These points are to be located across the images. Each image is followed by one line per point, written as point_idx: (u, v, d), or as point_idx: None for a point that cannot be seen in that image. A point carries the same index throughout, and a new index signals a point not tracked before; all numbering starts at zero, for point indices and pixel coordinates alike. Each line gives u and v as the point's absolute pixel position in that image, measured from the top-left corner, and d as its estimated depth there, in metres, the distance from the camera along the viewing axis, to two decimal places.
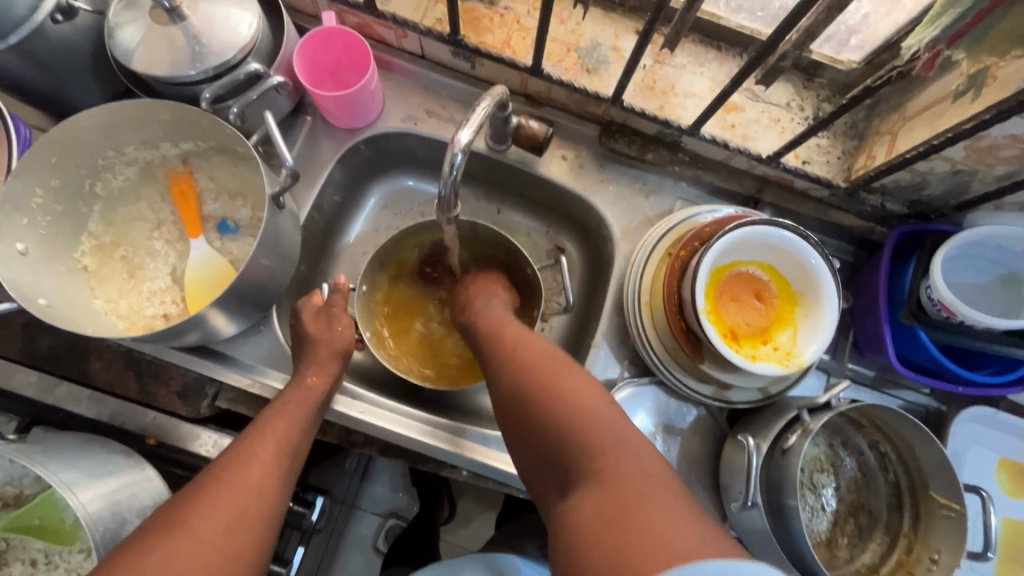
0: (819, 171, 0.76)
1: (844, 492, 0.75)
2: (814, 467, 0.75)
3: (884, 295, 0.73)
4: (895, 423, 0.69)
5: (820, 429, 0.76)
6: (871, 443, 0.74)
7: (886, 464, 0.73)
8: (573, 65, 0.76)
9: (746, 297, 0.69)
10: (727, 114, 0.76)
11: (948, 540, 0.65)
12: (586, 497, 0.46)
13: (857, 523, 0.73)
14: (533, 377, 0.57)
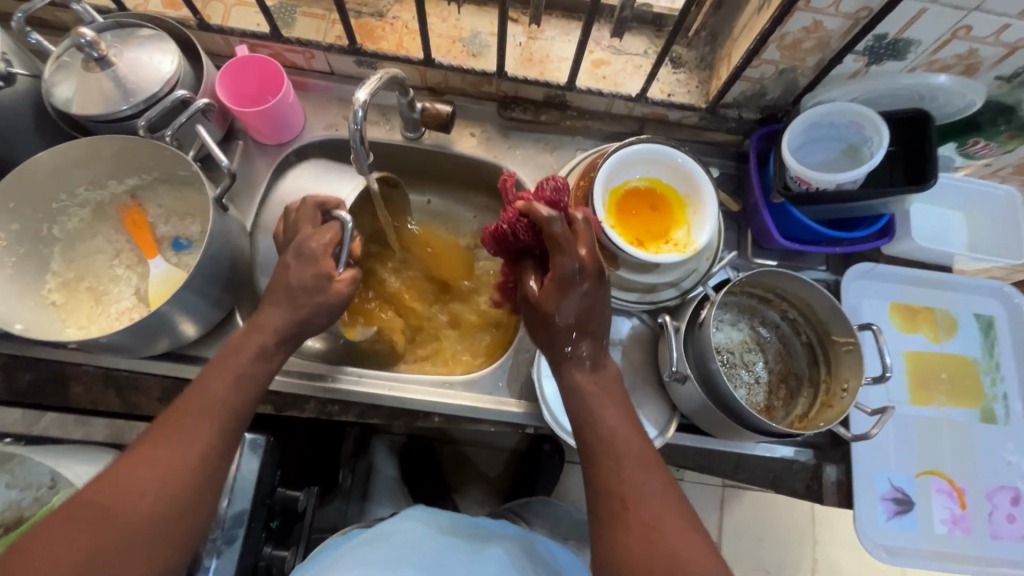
0: (683, 100, 0.90)
1: (772, 364, 0.84)
2: (741, 347, 0.85)
3: (758, 187, 0.86)
4: (789, 286, 0.80)
5: (735, 313, 0.86)
6: (782, 314, 0.85)
7: (798, 329, 0.84)
8: (459, 53, 0.89)
9: (643, 207, 0.81)
10: (597, 69, 0.90)
11: (853, 370, 0.75)
12: None
13: (787, 386, 0.83)
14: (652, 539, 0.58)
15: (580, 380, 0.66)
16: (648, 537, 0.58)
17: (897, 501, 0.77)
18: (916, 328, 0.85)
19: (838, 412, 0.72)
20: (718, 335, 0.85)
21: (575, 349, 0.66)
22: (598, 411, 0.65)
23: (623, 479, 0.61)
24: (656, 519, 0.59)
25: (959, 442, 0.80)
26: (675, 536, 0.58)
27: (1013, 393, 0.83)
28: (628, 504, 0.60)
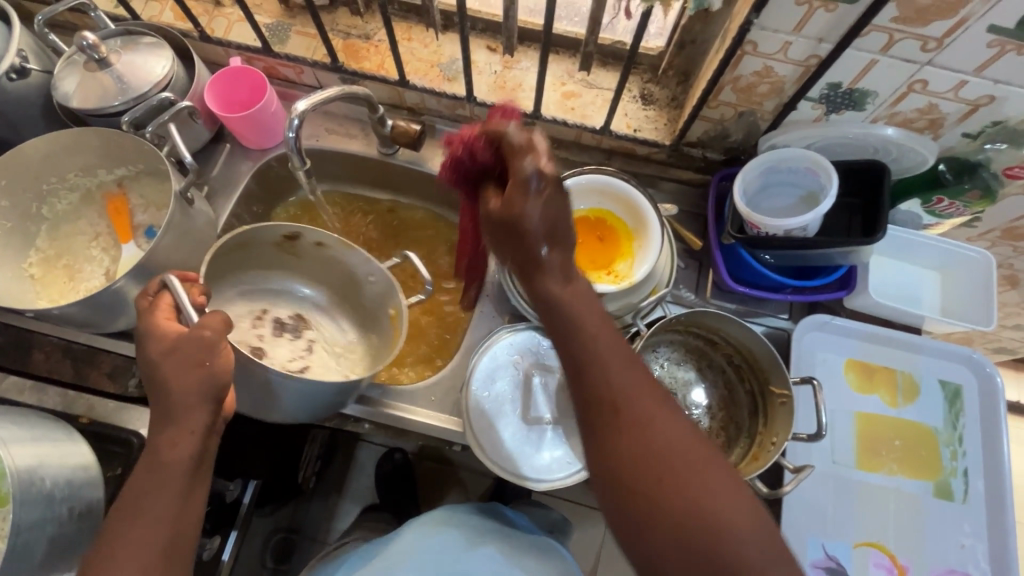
0: (649, 136, 0.90)
1: (713, 409, 0.82)
2: (683, 388, 0.83)
3: (715, 227, 0.84)
4: (732, 330, 0.78)
5: (679, 353, 0.84)
6: (728, 359, 0.82)
7: (742, 375, 0.81)
8: (436, 77, 0.93)
9: (589, 236, 0.82)
10: (566, 100, 0.92)
11: (784, 424, 0.71)
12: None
13: (725, 434, 0.80)
14: (648, 442, 0.49)
15: (555, 288, 0.55)
16: (644, 440, 0.50)
17: (829, 570, 0.73)
18: (873, 389, 0.81)
19: (760, 465, 0.69)
20: (658, 373, 0.83)
21: (543, 256, 0.56)
22: (579, 313, 0.55)
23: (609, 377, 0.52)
24: (650, 416, 0.50)
25: (907, 516, 0.75)
26: (671, 434, 0.50)
27: (975, 470, 0.77)
28: (619, 407, 0.51)
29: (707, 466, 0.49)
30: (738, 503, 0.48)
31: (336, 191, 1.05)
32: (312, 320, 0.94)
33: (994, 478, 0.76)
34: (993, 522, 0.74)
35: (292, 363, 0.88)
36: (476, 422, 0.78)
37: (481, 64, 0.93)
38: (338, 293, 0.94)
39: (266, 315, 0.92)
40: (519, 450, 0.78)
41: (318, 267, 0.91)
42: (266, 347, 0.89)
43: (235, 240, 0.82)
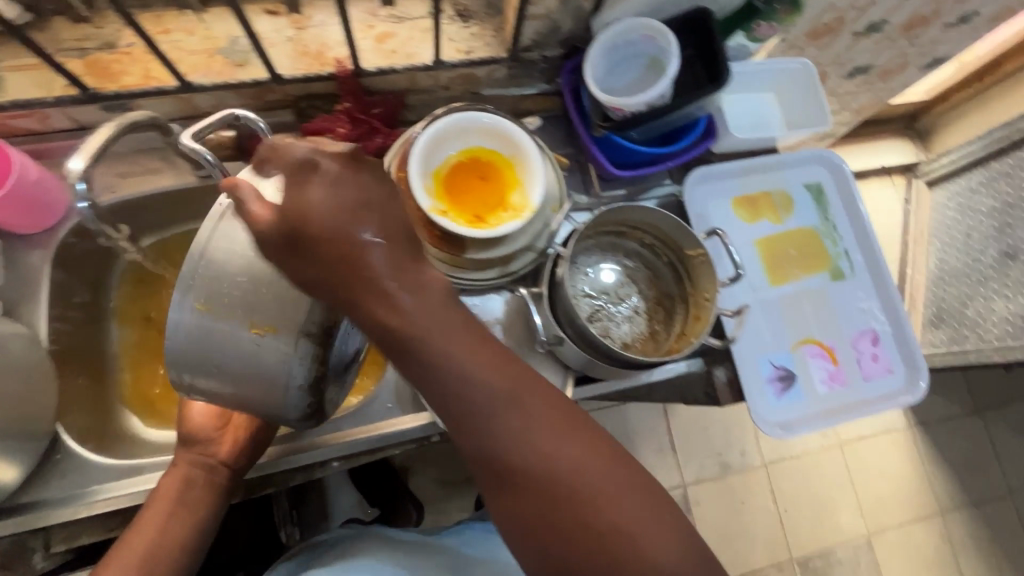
0: (484, 55, 0.84)
1: (645, 290, 0.86)
2: (615, 284, 0.86)
3: (582, 124, 0.84)
4: (635, 215, 0.80)
5: (597, 254, 0.86)
6: (640, 241, 0.85)
7: (657, 250, 0.84)
8: (222, 66, 0.77)
9: (470, 178, 0.76)
10: (383, 44, 0.82)
11: (709, 278, 0.77)
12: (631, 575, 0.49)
13: (663, 308, 0.85)
14: (547, 452, 0.51)
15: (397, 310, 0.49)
16: (541, 452, 0.51)
17: (782, 379, 0.83)
18: (759, 215, 0.89)
19: (706, 324, 0.74)
20: (587, 281, 0.84)
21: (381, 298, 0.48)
22: (437, 339, 0.50)
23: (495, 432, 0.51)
24: (536, 422, 0.51)
25: (819, 307, 0.87)
26: (557, 437, 0.52)
27: (852, 247, 0.90)
28: (511, 426, 0.51)
29: (589, 451, 0.52)
30: (648, 509, 0.52)
31: (167, 242, 0.87)
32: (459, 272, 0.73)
33: (867, 246, 0.90)
34: (877, 283, 0.89)
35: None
36: None
37: (270, 34, 0.79)
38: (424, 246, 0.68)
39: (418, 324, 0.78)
40: None
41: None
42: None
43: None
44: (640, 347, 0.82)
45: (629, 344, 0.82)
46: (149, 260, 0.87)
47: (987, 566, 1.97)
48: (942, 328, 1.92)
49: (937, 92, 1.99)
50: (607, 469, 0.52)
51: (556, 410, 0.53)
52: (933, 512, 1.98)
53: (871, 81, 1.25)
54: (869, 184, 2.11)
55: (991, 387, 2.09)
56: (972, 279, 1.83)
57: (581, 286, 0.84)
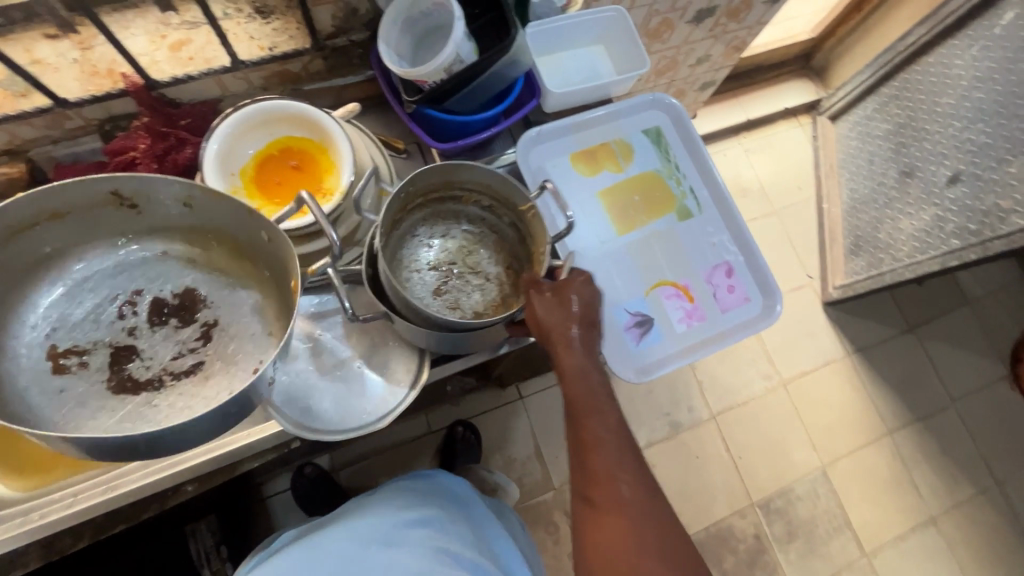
0: (288, 49, 0.82)
1: (493, 255, 0.84)
2: (462, 254, 0.84)
3: (398, 102, 0.82)
4: (463, 177, 0.77)
5: (439, 224, 0.83)
6: (479, 205, 0.83)
7: (498, 212, 0.82)
8: (5, 98, 0.74)
9: (283, 169, 0.75)
10: (179, 52, 0.79)
11: (541, 232, 0.75)
12: (603, 497, 0.66)
13: (513, 270, 0.84)
14: (599, 451, 0.68)
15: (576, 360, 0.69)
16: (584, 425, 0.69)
17: (640, 324, 0.83)
18: (599, 166, 0.90)
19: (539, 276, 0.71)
20: (431, 254, 0.83)
21: (569, 332, 0.68)
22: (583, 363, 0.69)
23: (594, 423, 0.68)
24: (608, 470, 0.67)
25: (668, 247, 0.88)
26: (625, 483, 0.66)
27: (696, 183, 0.92)
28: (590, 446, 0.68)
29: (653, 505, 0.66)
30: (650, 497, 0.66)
31: None
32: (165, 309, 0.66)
33: (710, 182, 0.91)
34: (726, 215, 0.90)
35: (179, 359, 0.66)
36: (292, 413, 0.73)
37: (52, 58, 0.75)
38: (245, 256, 0.67)
39: (138, 301, 0.67)
40: (346, 406, 0.76)
41: (207, 228, 0.66)
42: (143, 344, 0.66)
43: (37, 208, 0.56)
44: (493, 313, 0.80)
45: (482, 312, 0.80)
46: None
47: (941, 478, 1.87)
48: (860, 255, 1.86)
49: (822, 25, 2.01)
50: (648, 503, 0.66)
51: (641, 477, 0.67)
52: (882, 433, 1.88)
53: (722, 22, 1.26)
54: (776, 127, 2.10)
55: (924, 303, 2.03)
56: (879, 202, 1.81)
57: (424, 260, 0.82)
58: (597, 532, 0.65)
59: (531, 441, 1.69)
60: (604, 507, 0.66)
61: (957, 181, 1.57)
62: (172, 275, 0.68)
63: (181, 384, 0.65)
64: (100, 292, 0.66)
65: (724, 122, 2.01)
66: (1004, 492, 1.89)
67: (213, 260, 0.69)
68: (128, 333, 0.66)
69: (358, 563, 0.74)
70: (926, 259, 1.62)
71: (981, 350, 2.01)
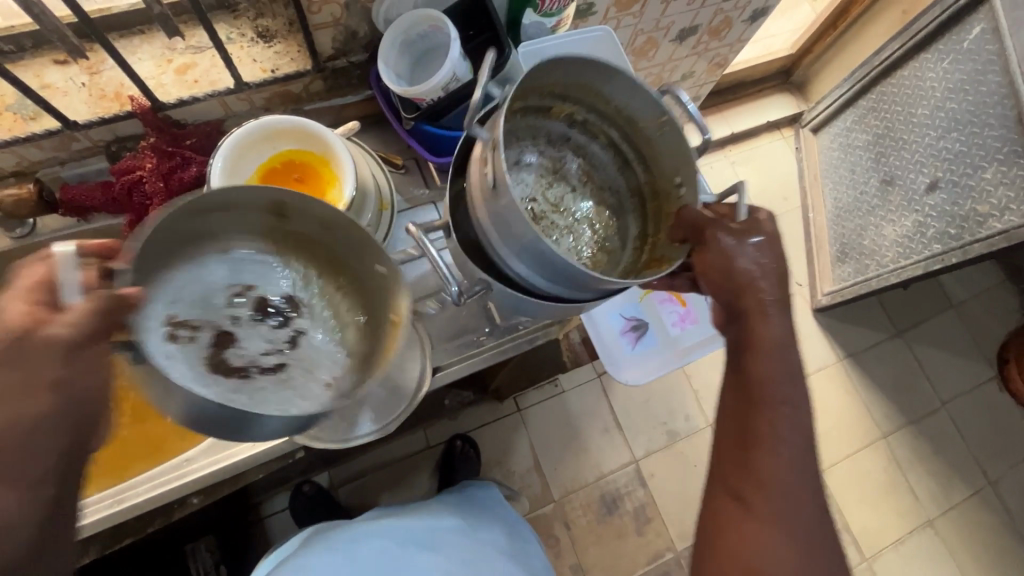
0: (290, 71, 0.85)
1: (580, 184, 0.79)
2: (548, 180, 0.77)
3: (396, 119, 0.85)
4: (567, 74, 0.67)
5: (518, 146, 0.75)
6: (569, 123, 0.77)
7: (593, 132, 0.77)
8: (14, 122, 0.76)
9: (287, 182, 0.78)
10: (184, 75, 0.81)
11: (675, 159, 0.70)
12: (757, 504, 0.58)
13: (610, 202, 0.79)
14: (770, 453, 0.59)
15: (768, 332, 0.62)
16: (757, 421, 0.60)
17: (635, 328, 0.90)
18: None
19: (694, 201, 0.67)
20: (524, 186, 0.75)
21: (758, 296, 0.63)
22: (770, 355, 0.62)
23: (770, 417, 0.60)
24: (777, 479, 0.58)
25: None
26: (790, 500, 0.58)
27: None
28: (760, 446, 0.59)
29: (811, 537, 0.58)
30: (807, 525, 0.58)
31: None
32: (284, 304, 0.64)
33: None
34: None
35: (266, 356, 0.61)
36: None
37: (60, 83, 0.77)
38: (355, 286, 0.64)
39: (249, 291, 0.63)
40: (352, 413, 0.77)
41: (332, 255, 0.63)
42: (241, 334, 0.61)
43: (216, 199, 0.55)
44: (593, 257, 0.75)
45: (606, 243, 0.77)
46: None
47: (937, 480, 1.89)
48: (846, 262, 1.90)
49: (801, 42, 2.08)
50: (811, 530, 0.58)
51: (814, 500, 0.59)
52: (877, 437, 1.91)
53: (704, 39, 1.31)
54: (760, 139, 2.16)
55: (910, 307, 2.08)
56: (863, 211, 1.87)
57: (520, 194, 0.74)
58: (738, 541, 0.58)
59: (530, 453, 1.69)
60: (748, 513, 0.58)
61: (935, 188, 1.63)
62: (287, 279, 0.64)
63: (265, 380, 0.59)
64: (216, 275, 0.61)
65: (710, 136, 2.07)
66: (999, 492, 1.91)
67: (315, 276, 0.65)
68: (232, 321, 0.61)
69: (387, 564, 0.76)
70: (910, 264, 1.67)
71: (968, 352, 2.05)
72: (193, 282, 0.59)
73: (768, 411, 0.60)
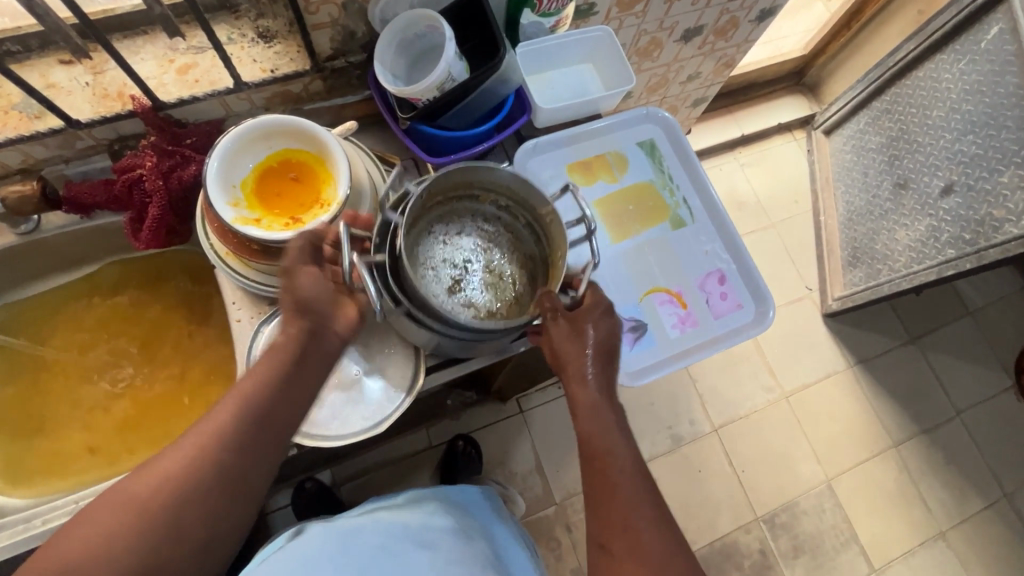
0: (289, 71, 0.85)
1: (507, 254, 0.84)
2: (475, 253, 0.83)
3: (393, 118, 0.85)
4: (483, 177, 0.79)
5: (455, 222, 0.83)
6: (496, 205, 0.84)
7: (516, 214, 0.83)
8: (19, 120, 0.77)
9: (283, 181, 0.78)
10: (185, 75, 0.83)
11: (560, 233, 0.76)
12: (621, 552, 0.61)
13: (527, 269, 0.84)
14: (605, 489, 0.64)
15: (596, 398, 0.69)
16: (602, 470, 0.65)
17: (634, 329, 0.85)
18: (594, 177, 0.94)
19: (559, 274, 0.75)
20: (445, 252, 0.82)
21: (582, 366, 0.69)
22: (608, 416, 0.68)
23: (609, 465, 0.65)
24: (623, 515, 0.62)
25: (662, 254, 0.91)
26: (650, 540, 0.61)
27: (689, 194, 0.95)
28: (600, 487, 0.65)
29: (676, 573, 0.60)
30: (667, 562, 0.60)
31: (17, 304, 0.94)
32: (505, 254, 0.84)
33: (703, 191, 0.95)
34: (718, 223, 0.93)
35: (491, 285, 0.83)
36: None
37: (65, 82, 0.79)
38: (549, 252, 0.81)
39: (490, 242, 0.84)
40: (346, 412, 0.78)
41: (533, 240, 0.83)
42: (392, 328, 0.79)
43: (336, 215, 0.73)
44: (504, 315, 0.80)
45: (494, 312, 0.81)
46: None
47: (949, 491, 1.84)
48: (858, 267, 1.87)
49: (814, 42, 2.05)
50: (647, 534, 0.61)
51: (637, 487, 0.64)
52: (887, 445, 1.87)
53: (710, 40, 1.30)
54: (770, 141, 2.13)
55: (924, 313, 2.03)
56: (875, 214, 1.83)
57: (439, 257, 0.82)
58: None
59: (531, 454, 1.69)
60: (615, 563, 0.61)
61: (950, 192, 1.59)
62: (520, 229, 0.84)
63: (408, 359, 0.81)
64: (473, 228, 0.84)
65: (719, 137, 2.05)
66: (1015, 505, 1.86)
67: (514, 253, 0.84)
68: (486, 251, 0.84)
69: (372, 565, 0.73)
70: (923, 270, 1.63)
71: (985, 360, 2.00)
72: (453, 236, 0.83)
73: (607, 463, 0.65)
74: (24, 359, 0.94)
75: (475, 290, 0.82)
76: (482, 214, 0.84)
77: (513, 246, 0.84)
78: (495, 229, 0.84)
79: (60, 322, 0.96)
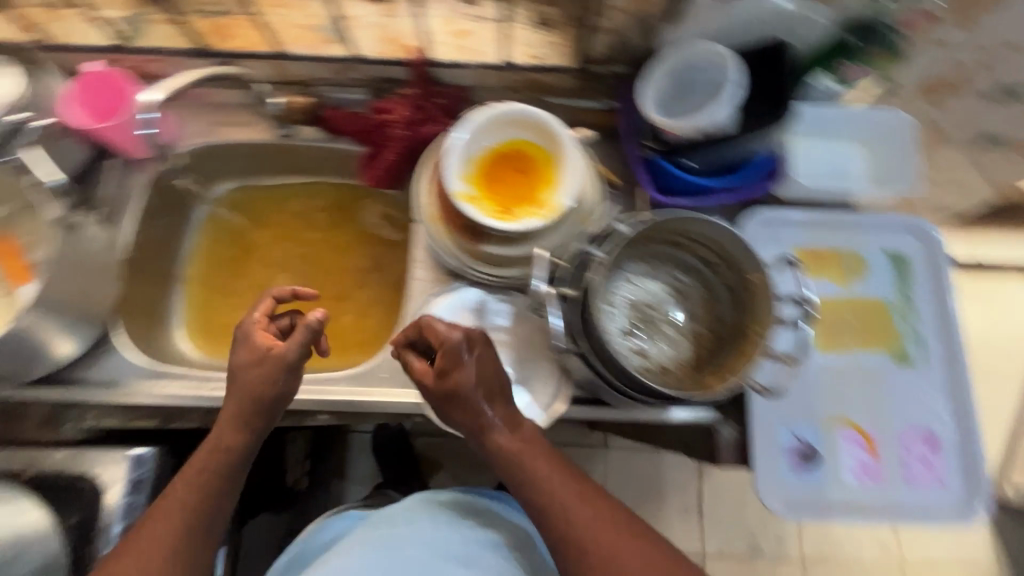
0: (552, 62, 0.84)
1: (692, 311, 0.78)
2: (660, 302, 0.78)
3: (632, 141, 0.81)
4: (697, 231, 0.73)
5: (652, 265, 0.79)
6: (698, 257, 0.76)
7: (717, 271, 0.76)
8: (316, 40, 0.86)
9: (508, 169, 0.78)
10: (458, 39, 0.86)
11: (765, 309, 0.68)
12: None
13: (712, 334, 0.76)
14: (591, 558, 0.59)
15: (506, 442, 0.63)
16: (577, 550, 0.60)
17: (802, 455, 0.75)
18: (824, 271, 0.83)
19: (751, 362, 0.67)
20: (631, 292, 0.78)
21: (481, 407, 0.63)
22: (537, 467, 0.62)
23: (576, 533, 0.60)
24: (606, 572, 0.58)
25: (871, 388, 0.78)
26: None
27: (929, 332, 0.80)
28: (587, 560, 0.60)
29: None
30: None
31: (245, 186, 1.00)
32: (691, 311, 0.78)
33: (948, 337, 0.79)
34: (953, 378, 0.78)
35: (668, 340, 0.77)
36: None
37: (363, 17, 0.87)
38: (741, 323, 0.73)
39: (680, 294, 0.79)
40: None
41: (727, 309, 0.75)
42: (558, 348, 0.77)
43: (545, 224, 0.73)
44: (678, 376, 0.74)
45: (667, 369, 0.75)
46: (224, 205, 1.01)
47: None
48: None
49: None
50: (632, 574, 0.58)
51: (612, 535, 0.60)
52: None
53: None
54: None
55: None
56: None
57: (623, 295, 0.78)
58: None
59: None
60: None
61: None
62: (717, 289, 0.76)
63: (556, 382, 0.79)
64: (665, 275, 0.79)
65: None
66: None
67: (699, 314, 0.78)
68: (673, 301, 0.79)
69: None
70: None
71: None
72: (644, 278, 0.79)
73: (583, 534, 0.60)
74: (234, 235, 1.01)
75: (649, 338, 0.76)
76: (683, 262, 0.78)
77: (701, 305, 0.78)
78: (688, 281, 0.78)
79: (270, 219, 1.01)
